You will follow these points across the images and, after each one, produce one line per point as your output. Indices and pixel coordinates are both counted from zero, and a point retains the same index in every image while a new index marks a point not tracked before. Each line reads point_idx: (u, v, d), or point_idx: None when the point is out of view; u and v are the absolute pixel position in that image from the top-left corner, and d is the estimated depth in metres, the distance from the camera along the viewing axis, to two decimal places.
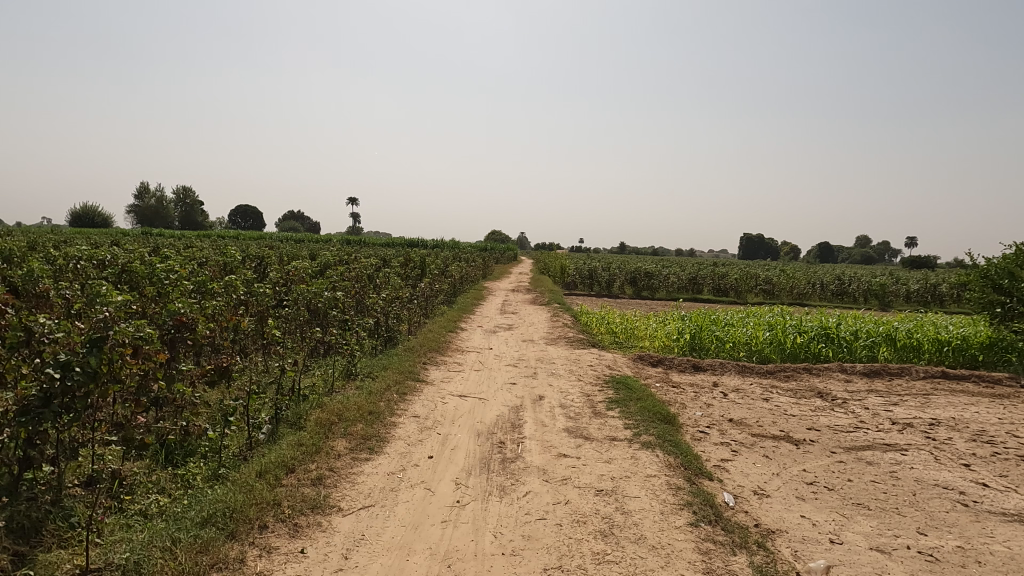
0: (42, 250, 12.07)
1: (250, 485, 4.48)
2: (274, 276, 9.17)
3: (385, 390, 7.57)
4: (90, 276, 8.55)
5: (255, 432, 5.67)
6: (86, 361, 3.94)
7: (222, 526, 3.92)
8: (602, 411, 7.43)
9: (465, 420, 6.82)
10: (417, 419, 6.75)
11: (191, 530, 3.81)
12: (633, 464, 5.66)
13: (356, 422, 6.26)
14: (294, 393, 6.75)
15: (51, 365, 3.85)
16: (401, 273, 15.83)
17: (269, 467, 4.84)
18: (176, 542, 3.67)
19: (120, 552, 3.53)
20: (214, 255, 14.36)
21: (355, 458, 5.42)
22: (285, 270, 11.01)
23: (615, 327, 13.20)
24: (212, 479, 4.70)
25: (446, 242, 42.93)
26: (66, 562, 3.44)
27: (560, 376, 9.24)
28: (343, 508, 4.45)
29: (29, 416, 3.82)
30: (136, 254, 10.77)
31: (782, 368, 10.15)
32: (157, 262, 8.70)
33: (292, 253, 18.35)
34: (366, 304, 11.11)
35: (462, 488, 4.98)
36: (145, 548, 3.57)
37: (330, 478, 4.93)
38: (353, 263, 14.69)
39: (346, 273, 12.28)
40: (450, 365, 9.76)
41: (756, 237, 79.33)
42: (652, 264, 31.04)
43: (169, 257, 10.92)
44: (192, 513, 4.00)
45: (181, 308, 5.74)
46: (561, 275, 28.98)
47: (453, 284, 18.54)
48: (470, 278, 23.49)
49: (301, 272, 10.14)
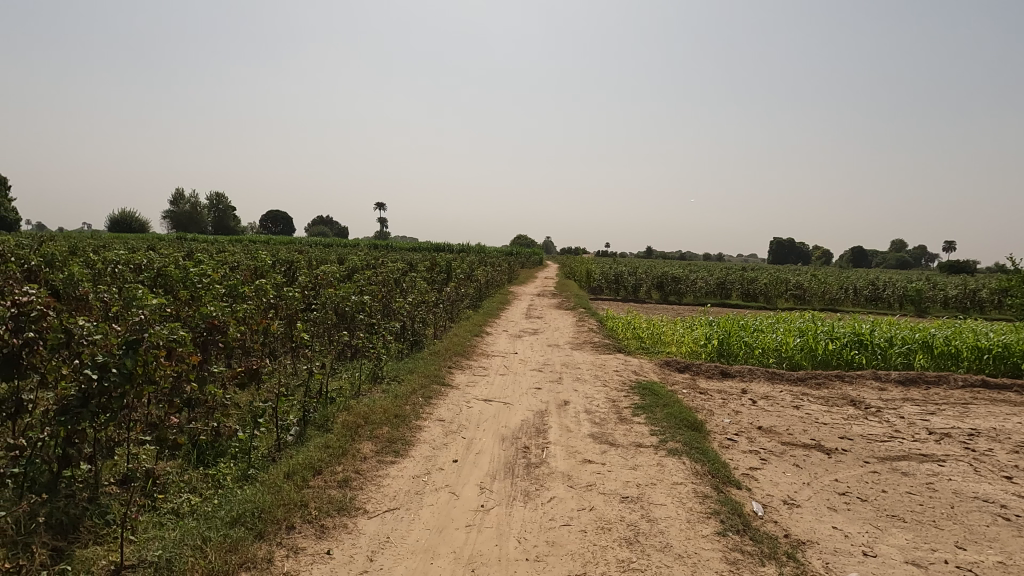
0: (83, 254, 12.53)
1: (279, 486, 4.56)
2: (303, 280, 9.32)
3: (411, 393, 7.63)
4: (127, 280, 8.81)
5: (284, 433, 5.75)
6: (122, 362, 4.07)
7: (252, 526, 3.99)
8: (627, 417, 7.36)
9: (490, 424, 6.84)
10: (442, 423, 6.78)
11: (221, 529, 3.88)
12: (659, 471, 5.60)
13: (382, 425, 6.32)
14: (322, 396, 6.85)
15: (90, 366, 3.98)
16: (426, 278, 15.90)
17: (297, 468, 4.91)
18: (207, 540, 3.75)
19: (154, 550, 3.62)
20: (247, 259, 14.72)
21: (381, 461, 5.47)
22: (315, 274, 11.20)
23: (641, 332, 13.05)
24: (242, 480, 4.79)
25: (472, 247, 43.08)
26: (102, 558, 3.55)
27: (586, 381, 9.18)
28: (369, 510, 4.49)
29: (68, 415, 3.95)
30: (169, 259, 11.04)
31: (814, 375, 9.94)
32: (191, 266, 8.92)
33: (321, 257, 18.70)
34: (392, 309, 11.22)
35: (486, 493, 4.98)
36: (178, 546, 3.66)
37: (356, 480, 4.98)
38: (381, 267, 14.87)
39: (374, 278, 12.43)
40: (476, 369, 9.79)
41: (785, 241, 78.10)
42: (680, 269, 30.77)
43: (202, 262, 11.20)
44: (223, 512, 4.09)
45: (214, 312, 5.86)
46: (587, 279, 28.87)
47: (480, 288, 18.63)
48: (496, 283, 23.59)
49: (329, 276, 10.28)
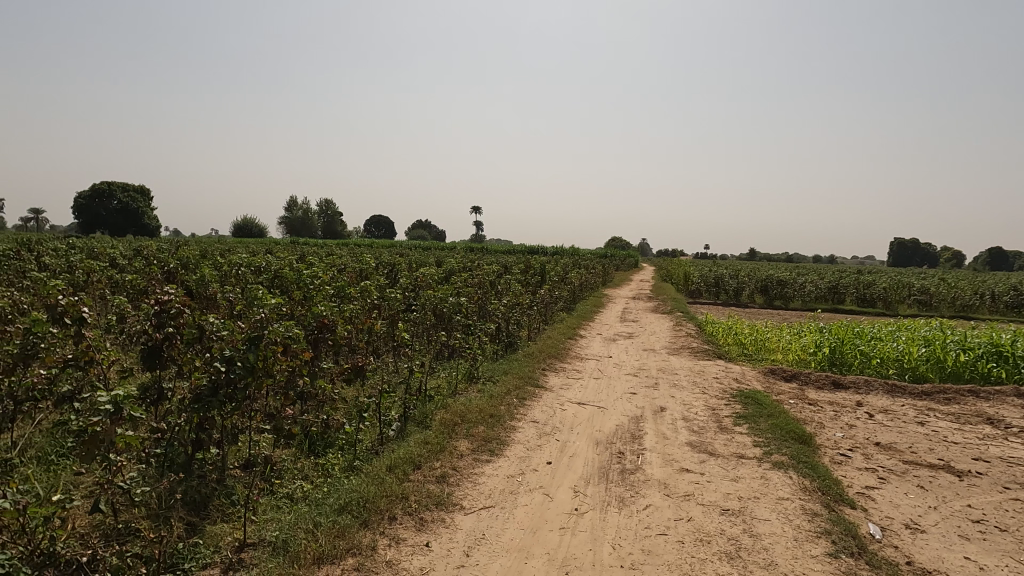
0: (212, 257, 13.78)
1: (381, 478, 4.79)
2: (404, 282, 9.72)
3: (505, 394, 7.75)
4: (249, 281, 9.60)
5: (386, 428, 6.03)
6: (246, 356, 4.47)
7: (357, 514, 4.22)
8: (728, 426, 7.06)
9: (584, 428, 6.80)
10: (536, 424, 6.83)
11: (330, 515, 4.14)
12: (763, 484, 5.32)
13: (478, 424, 6.46)
14: (421, 394, 7.11)
15: (219, 359, 4.40)
16: (521, 280, 16.06)
17: (398, 462, 5.13)
18: (318, 525, 4.01)
19: (271, 531, 3.93)
20: (353, 262, 15.58)
21: (476, 459, 5.59)
22: (415, 276, 11.66)
23: (744, 338, 12.46)
24: (348, 470, 5.08)
25: (565, 249, 43.07)
26: (228, 534, 3.91)
27: (683, 388, 8.90)
28: (466, 506, 4.61)
29: (201, 402, 4.38)
30: (285, 262, 11.91)
31: (942, 389, 9.05)
32: (304, 268, 9.57)
33: (421, 260, 19.40)
34: (487, 310, 11.44)
35: (580, 496, 4.96)
36: (292, 528, 3.94)
37: (453, 476, 5.13)
38: (477, 269, 15.22)
39: (470, 280, 12.75)
40: (570, 372, 9.77)
41: (908, 241, 71.70)
42: (787, 272, 29.07)
43: (313, 264, 11.98)
44: (331, 500, 4.36)
45: (324, 311, 6.25)
46: (685, 282, 27.98)
47: (574, 291, 18.58)
48: (591, 286, 23.42)
49: (428, 278, 10.66)
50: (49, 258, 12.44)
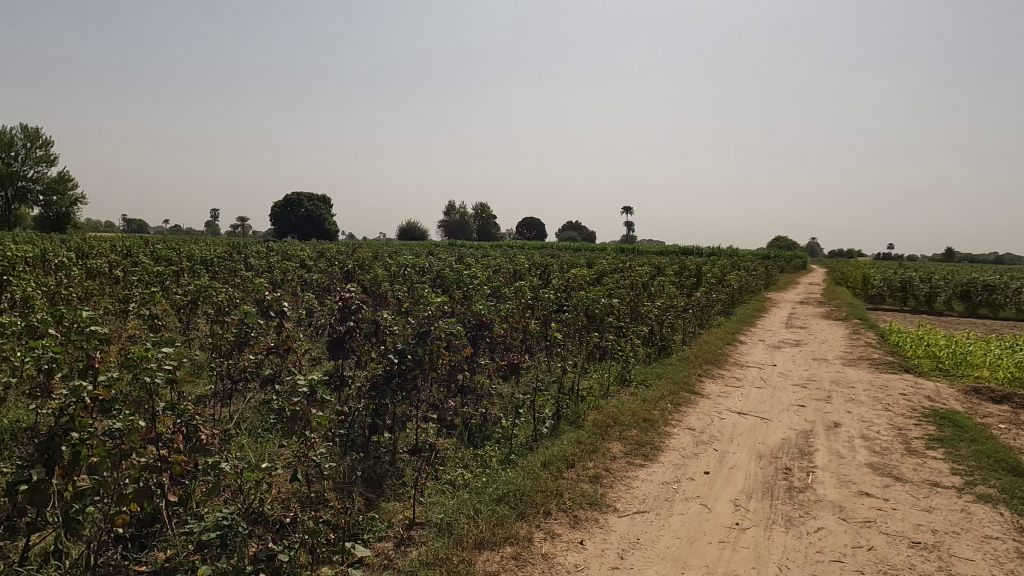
0: (382, 258, 15.08)
1: (537, 473, 4.92)
2: (556, 283, 9.88)
3: (659, 398, 7.56)
4: (415, 281, 10.37)
5: (540, 425, 6.17)
6: (415, 350, 4.87)
7: (514, 506, 4.38)
8: (919, 449, 6.24)
9: (745, 439, 6.41)
10: (692, 431, 6.57)
11: (489, 504, 4.34)
12: (964, 519, 4.64)
13: (631, 427, 6.38)
14: (573, 393, 7.18)
15: (393, 352, 4.84)
16: (674, 282, 15.52)
17: (553, 459, 5.24)
18: (479, 512, 4.23)
19: (437, 513, 4.22)
20: (506, 263, 16.13)
21: (630, 462, 5.53)
22: (566, 277, 11.80)
23: (938, 350, 10.90)
24: (505, 462, 5.29)
25: (723, 250, 40.85)
26: (399, 512, 4.27)
27: (861, 403, 8.02)
28: (619, 509, 4.58)
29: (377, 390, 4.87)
30: (446, 263, 12.68)
31: None
32: (463, 269, 10.12)
33: (572, 261, 19.55)
34: (639, 313, 11.24)
35: (742, 511, 4.70)
36: (455, 512, 4.21)
37: (606, 478, 5.12)
38: (629, 271, 14.99)
39: (622, 282, 12.60)
40: (728, 379, 9.26)
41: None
42: (997, 275, 24.91)
43: (471, 265, 12.62)
44: (490, 489, 4.57)
45: (482, 310, 6.57)
46: (863, 286, 25.16)
47: (733, 294, 17.57)
48: (751, 289, 21.97)
49: (580, 279, 10.73)
50: (254, 260, 14.44)
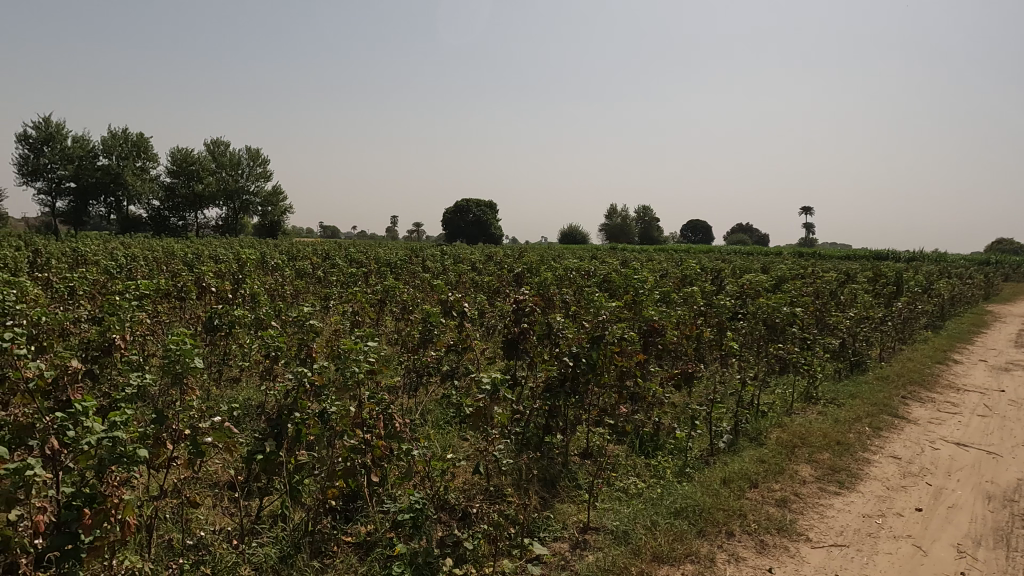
0: (548, 262, 15.39)
1: (716, 490, 4.67)
2: (731, 289, 9.32)
3: (854, 420, 6.78)
4: (582, 285, 10.43)
5: (718, 439, 5.85)
6: (589, 354, 4.93)
7: (693, 521, 4.20)
8: None
9: (968, 475, 5.51)
10: (898, 461, 5.79)
11: (667, 517, 4.20)
12: None
13: (822, 450, 5.79)
14: (753, 408, 6.70)
15: (568, 355, 4.96)
16: (869, 290, 13.85)
17: (733, 476, 4.94)
18: (656, 524, 4.12)
19: (613, 520, 4.19)
20: (674, 267, 15.59)
21: (823, 489, 5.01)
22: (741, 283, 11.08)
23: None
24: (680, 475, 5.08)
25: (926, 255, 35.68)
26: (574, 515, 4.32)
27: None
28: (813, 539, 4.17)
29: (552, 392, 5.03)
30: (612, 267, 12.58)
31: None
32: (631, 274, 9.97)
33: (745, 266, 18.36)
34: (827, 324, 10.20)
35: (968, 559, 4.03)
36: (632, 522, 4.14)
37: (795, 503, 4.69)
38: (813, 278, 13.68)
39: (806, 289, 11.53)
40: (941, 404, 8.03)
41: None
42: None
43: (638, 270, 12.39)
44: (668, 501, 4.42)
45: (654, 316, 6.40)
46: None
47: (942, 305, 15.25)
48: (966, 300, 18.90)
49: (758, 286, 10.02)
50: (431, 263, 15.53)
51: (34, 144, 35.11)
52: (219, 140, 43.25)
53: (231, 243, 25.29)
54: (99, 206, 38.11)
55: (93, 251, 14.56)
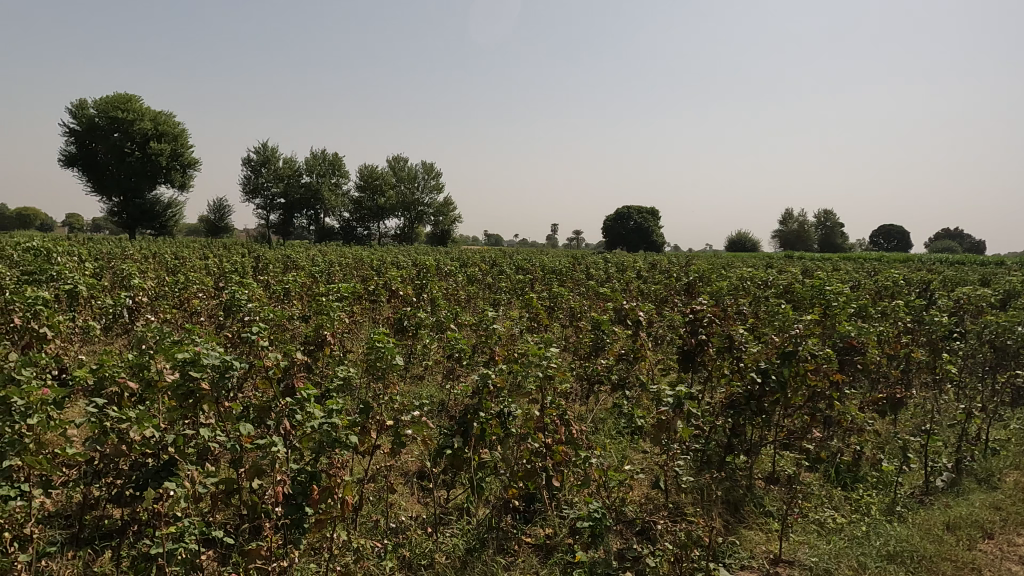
0: (719, 271, 14.58)
1: (937, 536, 4.05)
2: (948, 304, 8.07)
3: None
4: (760, 296, 9.72)
5: (935, 476, 5.07)
6: (779, 371, 4.53)
7: (910, 569, 3.68)
8: None
9: None
10: None
11: (876, 560, 3.73)
12: None
13: None
14: (980, 444, 5.72)
15: (755, 371, 4.63)
16: None
17: (959, 523, 4.25)
18: (863, 566, 3.68)
19: (809, 555, 3.82)
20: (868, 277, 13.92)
21: None
22: (959, 297, 9.55)
23: None
24: (889, 514, 4.48)
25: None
26: (762, 544, 4.02)
27: None
28: None
29: (735, 408, 4.76)
30: (794, 276, 11.56)
31: None
32: (819, 284, 9.08)
33: (958, 277, 15.82)
34: None
35: None
36: (832, 560, 3.74)
37: None
38: None
39: None
40: None
41: None
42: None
43: (826, 279, 11.25)
44: (876, 542, 3.93)
45: (853, 331, 5.73)
46: None
47: None
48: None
49: (982, 301, 8.56)
50: (596, 270, 15.50)
51: (256, 166, 41.24)
52: (400, 157, 47.36)
53: (409, 250, 27.50)
54: (302, 218, 43.65)
55: (301, 258, 16.69)
